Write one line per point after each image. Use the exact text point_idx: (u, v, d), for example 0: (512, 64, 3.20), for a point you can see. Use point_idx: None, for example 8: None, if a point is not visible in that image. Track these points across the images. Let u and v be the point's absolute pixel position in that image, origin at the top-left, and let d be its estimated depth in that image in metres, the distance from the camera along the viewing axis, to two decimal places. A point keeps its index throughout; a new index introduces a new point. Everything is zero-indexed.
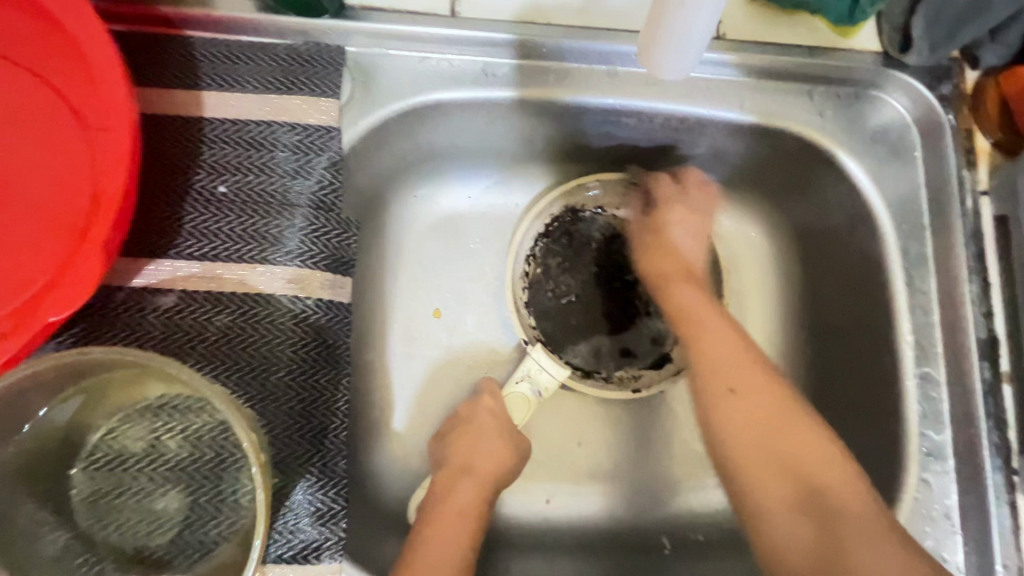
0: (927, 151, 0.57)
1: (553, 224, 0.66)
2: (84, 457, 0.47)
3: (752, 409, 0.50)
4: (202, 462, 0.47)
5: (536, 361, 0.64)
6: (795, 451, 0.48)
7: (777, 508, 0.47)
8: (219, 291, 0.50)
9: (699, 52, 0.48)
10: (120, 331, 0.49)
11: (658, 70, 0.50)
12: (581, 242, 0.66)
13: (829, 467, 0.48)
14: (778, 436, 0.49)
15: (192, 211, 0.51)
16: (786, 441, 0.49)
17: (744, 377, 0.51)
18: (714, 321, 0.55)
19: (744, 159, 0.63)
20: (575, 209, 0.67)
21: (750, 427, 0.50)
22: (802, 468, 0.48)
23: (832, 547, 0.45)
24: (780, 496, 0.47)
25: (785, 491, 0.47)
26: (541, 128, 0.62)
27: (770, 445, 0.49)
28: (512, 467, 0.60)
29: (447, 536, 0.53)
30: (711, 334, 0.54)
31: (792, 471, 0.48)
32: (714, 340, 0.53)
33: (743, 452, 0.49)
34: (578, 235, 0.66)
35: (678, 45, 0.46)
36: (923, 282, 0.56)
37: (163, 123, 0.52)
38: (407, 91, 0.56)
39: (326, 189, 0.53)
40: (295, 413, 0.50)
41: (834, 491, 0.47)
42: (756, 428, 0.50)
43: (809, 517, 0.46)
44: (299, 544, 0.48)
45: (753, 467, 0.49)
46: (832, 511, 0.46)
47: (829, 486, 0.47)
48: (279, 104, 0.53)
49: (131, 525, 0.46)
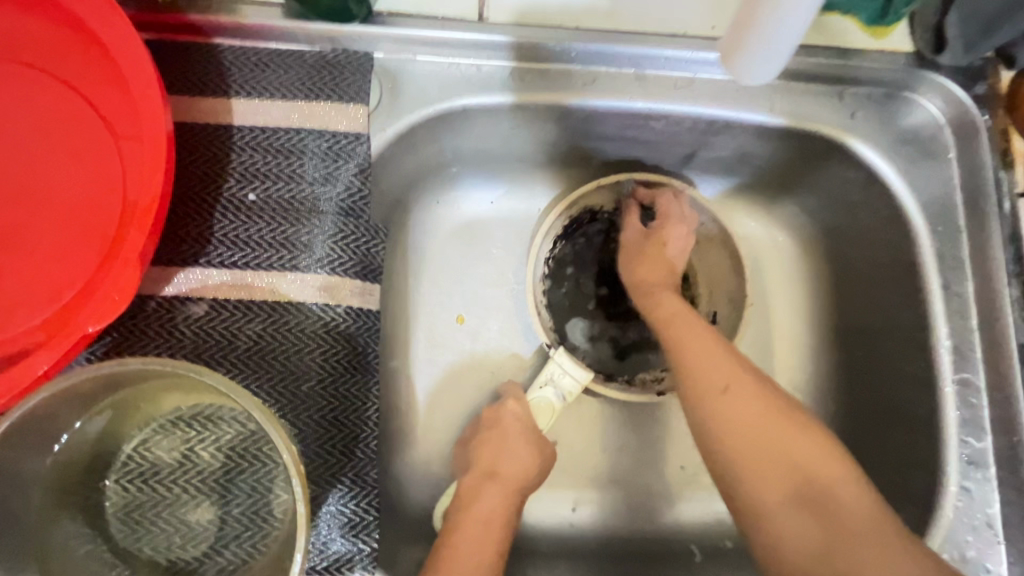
0: (961, 151, 0.56)
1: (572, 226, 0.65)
2: (116, 469, 0.46)
3: (742, 403, 0.49)
4: (235, 473, 0.46)
5: (559, 364, 0.62)
6: (795, 454, 0.47)
7: (777, 507, 0.45)
8: (250, 299, 0.50)
9: (782, 61, 0.48)
10: (152, 341, 0.49)
11: (742, 76, 0.51)
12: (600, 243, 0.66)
13: (826, 462, 0.46)
14: (784, 441, 0.47)
15: (222, 219, 0.51)
16: (783, 440, 0.47)
17: (726, 373, 0.50)
18: (689, 323, 0.54)
19: (771, 161, 0.63)
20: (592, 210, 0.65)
21: (746, 429, 0.48)
22: (803, 468, 0.46)
23: (834, 547, 0.42)
24: (776, 493, 0.46)
25: (781, 489, 0.46)
26: (567, 132, 0.61)
27: (768, 443, 0.47)
28: (537, 475, 0.59)
29: (476, 540, 0.52)
30: (691, 337, 0.53)
31: (794, 470, 0.46)
32: (695, 345, 0.52)
33: (742, 456, 0.47)
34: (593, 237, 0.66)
35: (762, 56, 0.48)
36: (960, 286, 0.55)
37: (193, 130, 0.52)
38: (434, 97, 0.56)
39: (354, 195, 0.53)
40: (325, 422, 0.49)
41: (840, 492, 0.45)
42: (753, 432, 0.48)
43: (814, 518, 0.44)
44: (332, 555, 0.48)
45: (755, 464, 0.47)
46: (837, 514, 0.44)
47: (833, 486, 0.45)
48: (307, 111, 0.53)
49: (166, 537, 0.45)
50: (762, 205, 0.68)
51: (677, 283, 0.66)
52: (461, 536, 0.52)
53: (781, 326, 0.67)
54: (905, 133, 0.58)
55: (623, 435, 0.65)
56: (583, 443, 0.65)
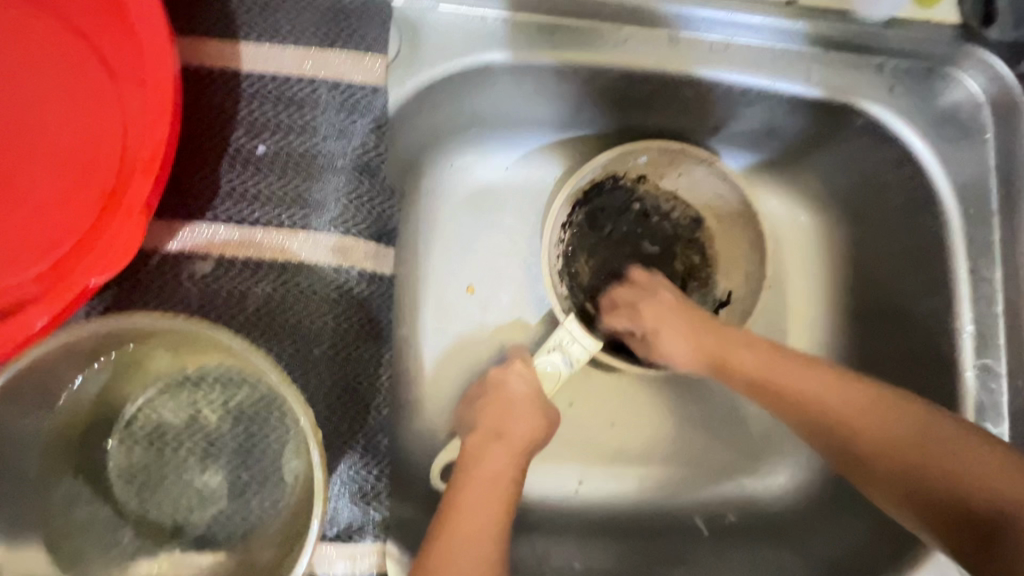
0: (1001, 132, 0.53)
1: (591, 190, 0.63)
2: (120, 428, 0.44)
3: (857, 407, 0.47)
4: (244, 437, 0.44)
5: (569, 330, 0.58)
6: (944, 462, 0.43)
7: (951, 542, 0.42)
8: (259, 258, 0.47)
9: None
10: (154, 298, 0.46)
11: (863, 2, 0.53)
12: (624, 210, 0.64)
13: (960, 448, 0.43)
14: (929, 444, 0.44)
15: (229, 171, 0.48)
16: (928, 462, 0.43)
17: (848, 400, 0.47)
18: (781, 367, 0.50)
19: (800, 135, 0.61)
20: (615, 175, 0.63)
21: (887, 444, 0.45)
22: (950, 493, 0.42)
23: (1004, 563, 0.39)
24: (938, 523, 0.43)
25: (944, 515, 0.42)
26: (592, 96, 0.59)
27: (901, 464, 0.45)
28: (543, 435, 0.55)
29: (483, 499, 0.48)
30: (795, 380, 0.49)
31: (938, 506, 0.43)
32: (802, 382, 0.49)
33: (879, 476, 0.45)
34: (612, 205, 0.64)
35: None
36: (987, 270, 0.54)
37: (197, 75, 0.49)
38: (458, 51, 0.53)
39: (370, 152, 0.50)
40: (336, 388, 0.48)
41: (998, 492, 0.41)
42: (894, 447, 0.45)
43: (980, 544, 0.41)
44: (342, 522, 0.47)
45: (896, 494, 0.45)
46: (1005, 509, 0.40)
47: (993, 493, 0.41)
48: (321, 60, 0.50)
49: (172, 500, 0.43)
50: (785, 180, 0.66)
51: (694, 260, 0.65)
52: (466, 496, 0.48)
53: (798, 307, 0.66)
54: (942, 112, 0.55)
55: (633, 410, 0.64)
56: (589, 417, 0.63)
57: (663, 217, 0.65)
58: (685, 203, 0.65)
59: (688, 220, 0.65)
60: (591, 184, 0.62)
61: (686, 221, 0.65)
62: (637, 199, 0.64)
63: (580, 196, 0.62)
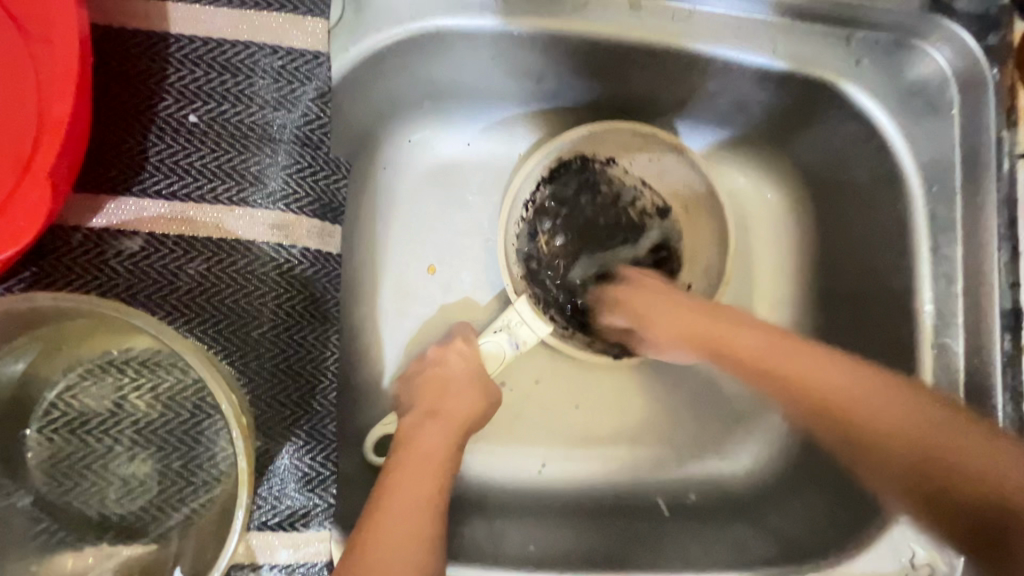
0: (966, 107, 0.52)
1: (559, 168, 0.60)
2: (39, 416, 0.41)
3: (885, 404, 0.44)
4: (174, 425, 0.42)
5: (518, 312, 0.56)
6: (916, 433, 0.43)
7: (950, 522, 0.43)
8: (192, 236, 0.45)
9: None
10: (77, 278, 0.43)
11: None
12: (589, 194, 0.61)
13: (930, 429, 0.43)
14: (917, 431, 0.43)
15: (158, 142, 0.45)
16: (915, 435, 0.43)
17: (843, 396, 0.45)
18: (808, 359, 0.46)
19: (766, 110, 0.59)
20: (587, 156, 0.61)
21: (893, 430, 0.44)
22: (933, 465, 0.42)
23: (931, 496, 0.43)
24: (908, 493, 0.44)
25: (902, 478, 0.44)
26: (550, 66, 0.56)
27: (930, 463, 0.43)
28: (482, 414, 0.54)
29: (420, 476, 0.47)
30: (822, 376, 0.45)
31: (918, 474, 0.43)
32: (808, 368, 0.46)
33: (879, 448, 0.44)
34: (579, 186, 0.61)
35: None
36: (949, 249, 0.53)
37: (122, 37, 0.45)
38: (405, 16, 0.49)
39: (312, 123, 0.48)
40: (279, 371, 0.46)
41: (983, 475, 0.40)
42: (900, 429, 0.43)
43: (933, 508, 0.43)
44: (286, 510, 0.45)
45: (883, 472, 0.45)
46: (946, 467, 0.42)
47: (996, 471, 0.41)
48: (257, 23, 0.47)
49: (99, 491, 0.41)
50: (752, 157, 0.65)
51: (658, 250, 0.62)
52: (399, 473, 0.47)
53: (764, 287, 0.65)
54: (909, 86, 0.54)
55: (596, 392, 0.63)
56: (552, 399, 0.62)
57: (630, 204, 0.62)
58: (653, 191, 0.63)
59: (654, 209, 0.63)
60: (557, 162, 0.60)
61: (651, 210, 0.63)
62: (604, 182, 0.62)
63: (545, 173, 0.60)
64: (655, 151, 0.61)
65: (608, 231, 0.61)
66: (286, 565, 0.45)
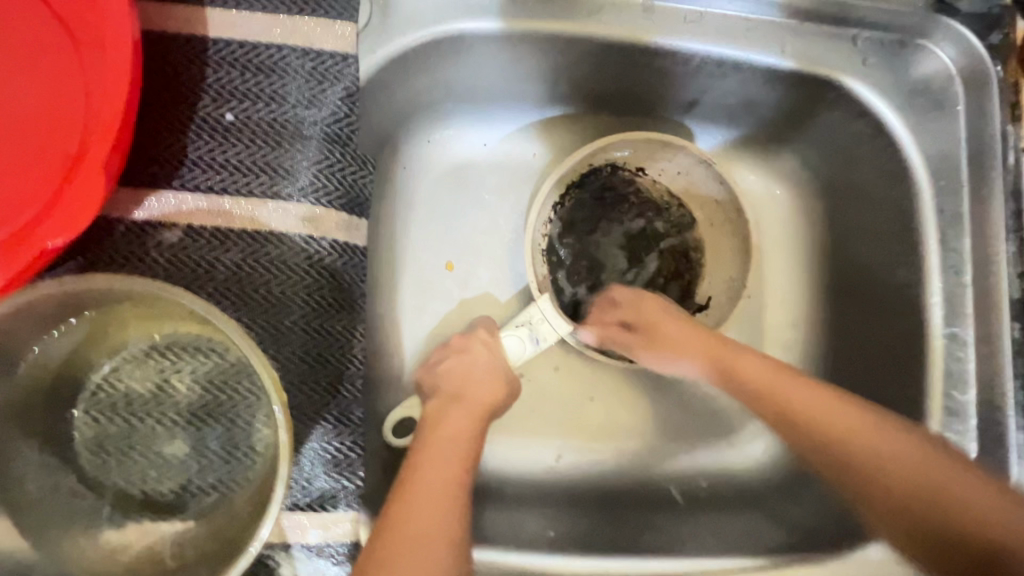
0: (972, 104, 0.53)
1: (589, 176, 0.62)
2: (86, 398, 0.43)
3: (865, 440, 0.47)
4: (212, 407, 0.44)
5: (541, 309, 0.58)
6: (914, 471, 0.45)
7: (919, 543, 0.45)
8: (228, 227, 0.47)
9: None
10: (122, 267, 0.46)
11: None
12: (618, 202, 0.63)
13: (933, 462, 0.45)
14: (907, 460, 0.45)
15: (197, 140, 0.47)
16: (925, 468, 0.45)
17: (853, 434, 0.47)
18: (828, 407, 0.48)
19: (776, 109, 0.61)
20: (615, 165, 0.63)
21: (879, 461, 0.46)
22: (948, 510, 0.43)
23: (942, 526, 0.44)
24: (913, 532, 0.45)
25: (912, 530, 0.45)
26: (566, 68, 0.58)
27: (892, 498, 0.46)
28: (502, 403, 0.55)
29: (444, 458, 0.48)
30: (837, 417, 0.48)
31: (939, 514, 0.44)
32: (812, 406, 0.48)
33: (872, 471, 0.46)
34: (611, 194, 0.63)
35: None
36: (957, 240, 0.54)
37: (161, 40, 0.48)
38: (430, 19, 0.52)
39: (341, 121, 0.50)
40: (309, 358, 0.47)
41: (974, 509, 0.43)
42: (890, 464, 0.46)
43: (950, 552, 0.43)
44: (315, 492, 0.47)
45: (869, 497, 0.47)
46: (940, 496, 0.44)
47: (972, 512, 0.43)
48: (290, 26, 0.49)
49: (140, 469, 0.43)
50: (763, 156, 0.66)
51: (680, 260, 0.64)
52: (424, 456, 0.48)
53: (774, 281, 0.67)
54: (913, 86, 0.56)
55: (610, 384, 0.64)
56: (568, 390, 0.64)
57: (657, 215, 0.64)
58: (679, 204, 0.64)
59: (680, 221, 0.64)
60: (587, 169, 0.62)
61: (678, 224, 0.64)
62: (633, 193, 0.63)
63: (574, 179, 0.62)
64: (689, 167, 0.63)
65: (634, 241, 0.63)
66: (315, 545, 0.46)
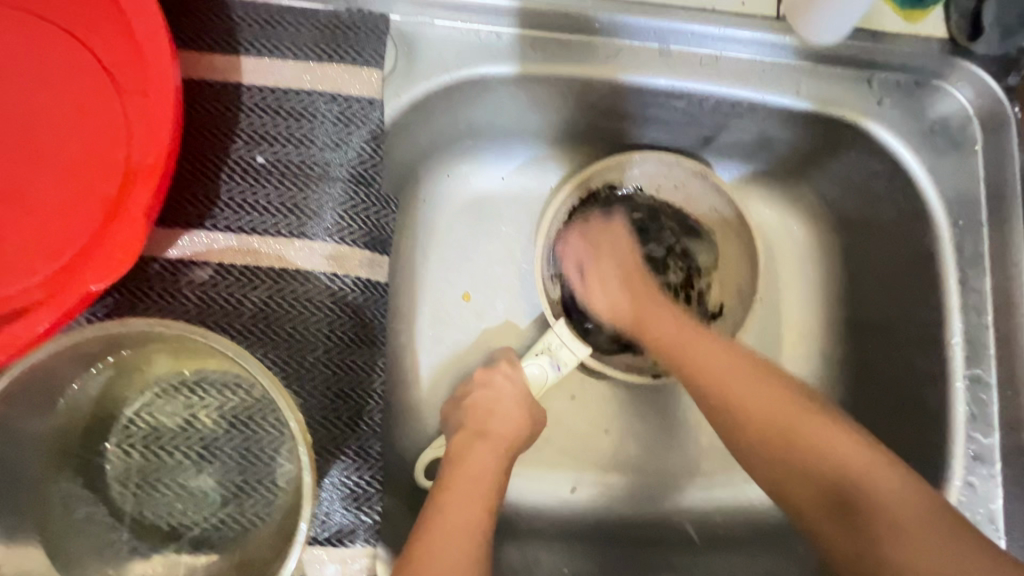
0: (989, 144, 0.54)
1: (588, 197, 0.63)
2: (118, 432, 0.45)
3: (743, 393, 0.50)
4: (238, 441, 0.46)
5: (558, 335, 0.59)
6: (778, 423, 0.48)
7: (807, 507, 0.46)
8: (256, 266, 0.49)
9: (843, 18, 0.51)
10: (155, 304, 0.47)
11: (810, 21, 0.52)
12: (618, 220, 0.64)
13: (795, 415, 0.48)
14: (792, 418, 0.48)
15: (230, 182, 0.49)
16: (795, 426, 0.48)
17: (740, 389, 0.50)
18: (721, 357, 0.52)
19: (792, 146, 0.62)
20: (611, 184, 0.64)
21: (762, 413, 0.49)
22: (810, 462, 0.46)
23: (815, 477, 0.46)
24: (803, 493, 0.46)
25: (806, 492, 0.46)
26: (584, 108, 0.60)
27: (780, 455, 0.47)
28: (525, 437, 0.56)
29: (465, 495, 0.49)
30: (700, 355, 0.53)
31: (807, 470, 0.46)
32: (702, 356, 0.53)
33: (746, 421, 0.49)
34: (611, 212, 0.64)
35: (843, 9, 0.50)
36: (977, 281, 0.54)
37: (199, 87, 0.50)
38: (451, 64, 0.54)
39: (366, 162, 0.52)
40: (330, 394, 0.49)
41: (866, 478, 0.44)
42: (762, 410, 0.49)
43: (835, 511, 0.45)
44: (334, 526, 0.48)
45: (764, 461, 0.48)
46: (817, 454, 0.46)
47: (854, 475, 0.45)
48: (319, 73, 0.51)
49: (168, 503, 0.45)
50: (779, 190, 0.67)
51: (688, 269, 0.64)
52: (449, 493, 0.49)
53: (792, 315, 0.66)
54: (933, 125, 0.56)
55: (625, 418, 0.64)
56: (584, 424, 0.64)
57: (658, 226, 0.64)
58: (681, 211, 0.65)
59: (682, 229, 0.65)
60: (586, 192, 0.63)
61: (681, 231, 0.65)
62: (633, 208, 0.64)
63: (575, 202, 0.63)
64: (686, 179, 0.63)
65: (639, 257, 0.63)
66: None
